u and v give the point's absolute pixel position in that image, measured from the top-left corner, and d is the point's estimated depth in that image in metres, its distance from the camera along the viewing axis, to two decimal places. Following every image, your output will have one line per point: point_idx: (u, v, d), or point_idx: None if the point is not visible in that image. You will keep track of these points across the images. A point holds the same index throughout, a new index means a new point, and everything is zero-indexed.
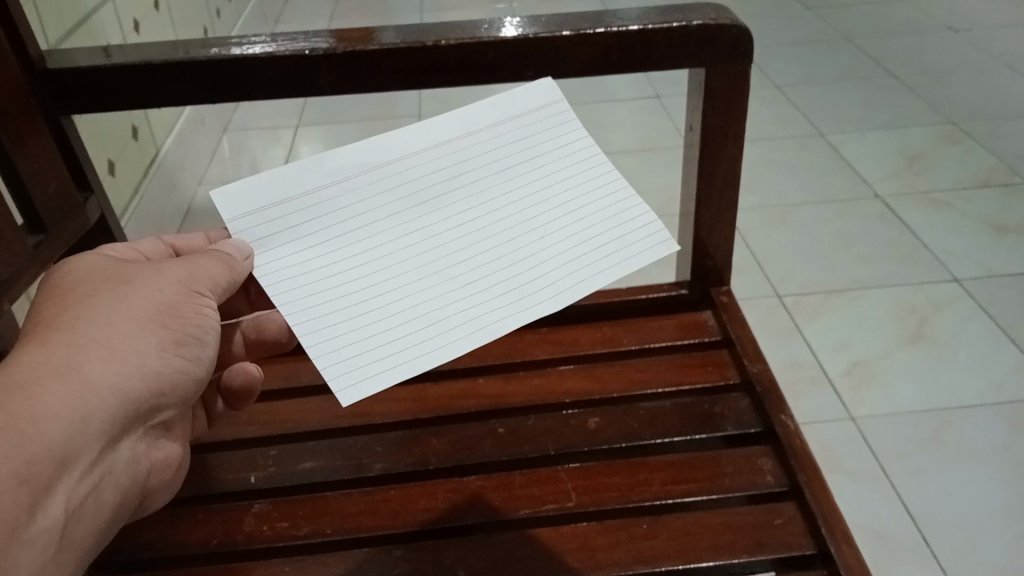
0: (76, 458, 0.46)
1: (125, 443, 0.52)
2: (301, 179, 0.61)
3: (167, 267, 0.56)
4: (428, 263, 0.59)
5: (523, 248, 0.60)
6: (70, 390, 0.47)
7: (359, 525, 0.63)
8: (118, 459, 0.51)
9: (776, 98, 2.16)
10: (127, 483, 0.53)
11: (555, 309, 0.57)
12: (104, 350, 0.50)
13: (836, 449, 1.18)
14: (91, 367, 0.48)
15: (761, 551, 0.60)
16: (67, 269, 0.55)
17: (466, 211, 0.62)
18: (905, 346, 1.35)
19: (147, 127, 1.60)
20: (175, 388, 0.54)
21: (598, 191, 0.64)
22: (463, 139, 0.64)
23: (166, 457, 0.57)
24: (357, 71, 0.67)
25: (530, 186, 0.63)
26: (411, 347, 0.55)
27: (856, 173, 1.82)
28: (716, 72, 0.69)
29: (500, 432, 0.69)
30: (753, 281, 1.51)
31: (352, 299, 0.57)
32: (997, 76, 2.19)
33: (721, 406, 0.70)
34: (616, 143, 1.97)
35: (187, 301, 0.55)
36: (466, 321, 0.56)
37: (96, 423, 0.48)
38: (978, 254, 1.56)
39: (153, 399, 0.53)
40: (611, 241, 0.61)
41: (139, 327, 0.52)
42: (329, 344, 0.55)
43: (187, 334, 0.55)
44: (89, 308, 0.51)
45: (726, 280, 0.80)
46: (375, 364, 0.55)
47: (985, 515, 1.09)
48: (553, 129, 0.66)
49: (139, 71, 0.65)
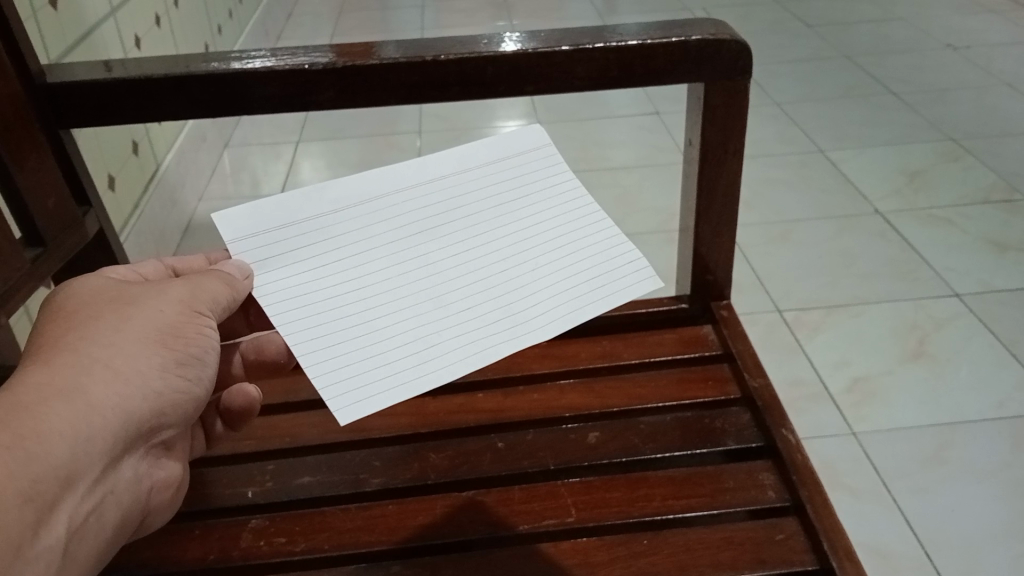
0: (80, 477, 0.46)
1: (127, 463, 0.51)
2: (302, 204, 0.61)
3: (167, 287, 0.56)
4: (422, 292, 0.60)
5: (515, 279, 0.61)
6: (73, 408, 0.46)
7: (357, 540, 0.62)
8: (120, 478, 0.50)
9: (775, 115, 2.16)
10: (128, 503, 0.52)
11: (546, 338, 0.58)
12: (107, 369, 0.49)
13: (838, 467, 1.17)
14: (94, 386, 0.48)
15: (763, 567, 0.59)
16: (70, 291, 0.55)
17: (461, 240, 0.62)
18: (905, 362, 1.35)
19: (147, 143, 1.61)
20: (177, 408, 0.53)
21: (587, 225, 0.65)
22: (458, 172, 0.64)
23: (169, 477, 0.57)
24: (357, 87, 0.67)
25: (525, 218, 0.64)
26: (409, 373, 0.56)
27: (856, 190, 1.82)
28: (716, 87, 0.69)
29: (500, 447, 0.69)
30: (753, 298, 1.51)
31: (350, 322, 0.58)
32: (995, 93, 2.19)
33: (722, 421, 0.70)
34: (615, 160, 1.98)
35: (189, 321, 0.55)
36: (461, 352, 0.57)
37: (97, 442, 0.47)
38: (978, 271, 1.55)
39: (156, 418, 0.52)
40: (599, 275, 0.62)
41: (141, 347, 0.52)
42: (329, 367, 0.56)
43: (188, 354, 0.54)
44: (91, 330, 0.51)
45: (726, 294, 0.80)
46: (375, 386, 0.55)
47: (988, 533, 1.08)
48: (545, 166, 0.67)
49: (139, 84, 0.65)
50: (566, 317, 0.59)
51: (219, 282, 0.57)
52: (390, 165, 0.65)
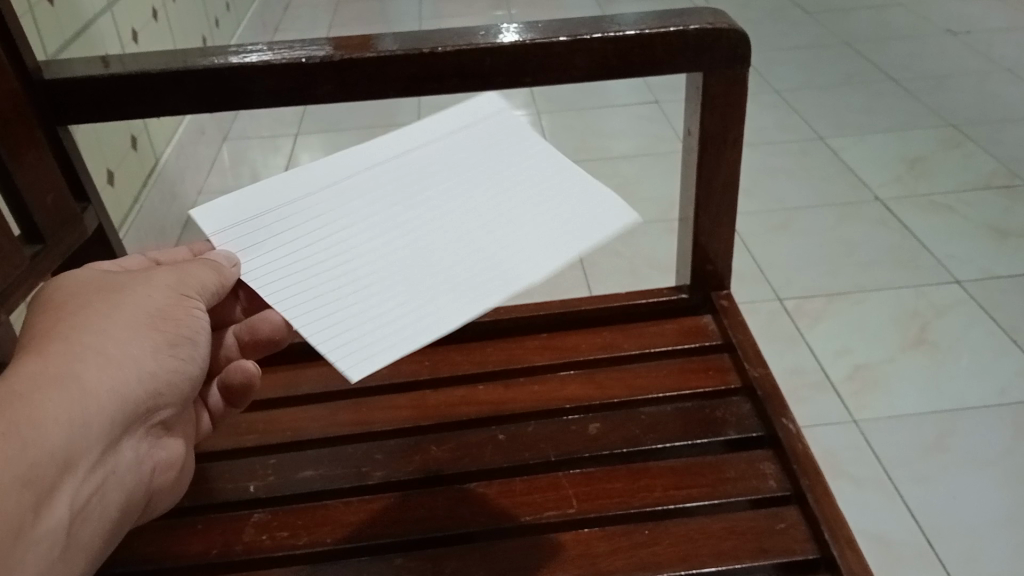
0: (79, 460, 0.46)
1: (129, 443, 0.51)
2: (274, 195, 0.64)
3: (155, 274, 0.56)
4: (404, 254, 0.60)
5: (499, 234, 0.61)
6: (68, 393, 0.46)
7: (359, 534, 0.62)
8: (122, 458, 0.50)
9: (775, 103, 2.16)
10: (133, 484, 0.52)
11: (541, 276, 0.57)
12: (99, 355, 0.49)
13: (839, 455, 1.17)
14: (88, 371, 0.48)
15: (765, 557, 0.59)
16: (59, 282, 0.55)
17: (438, 207, 0.63)
18: (906, 350, 1.35)
19: (146, 138, 1.61)
20: (172, 388, 0.53)
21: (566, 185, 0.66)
22: (420, 153, 0.68)
23: (171, 458, 0.56)
24: (355, 80, 0.67)
25: (501, 186, 0.65)
26: (411, 325, 0.54)
27: (857, 177, 1.82)
28: (714, 77, 0.69)
29: (501, 439, 0.69)
30: (753, 287, 1.51)
31: (344, 293, 0.57)
32: (995, 79, 2.19)
33: (723, 411, 0.70)
34: (615, 150, 1.97)
35: (177, 305, 0.55)
36: (454, 293, 0.56)
37: (95, 426, 0.47)
38: (979, 258, 1.55)
39: (152, 400, 0.52)
40: (577, 219, 0.62)
41: (130, 331, 0.52)
42: (330, 331, 0.54)
43: (179, 336, 0.54)
44: (82, 318, 0.51)
45: (727, 284, 0.80)
46: (379, 341, 0.53)
47: (990, 520, 1.08)
48: (502, 135, 0.70)
49: (137, 81, 0.65)
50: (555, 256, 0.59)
51: (207, 268, 0.57)
52: (355, 155, 0.68)
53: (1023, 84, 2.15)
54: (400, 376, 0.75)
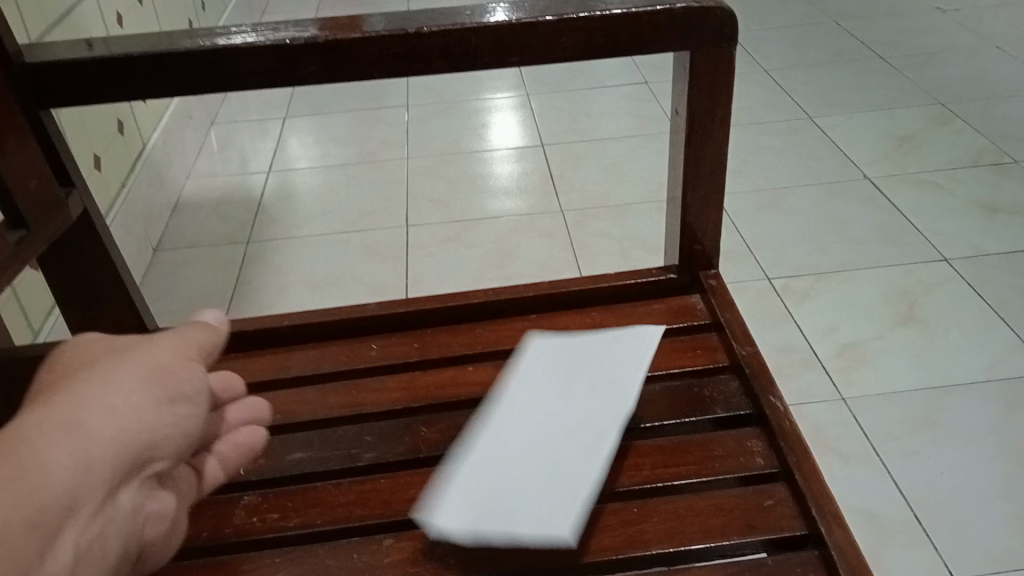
0: (80, 503, 0.45)
1: (128, 493, 0.49)
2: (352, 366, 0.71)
3: (159, 338, 0.57)
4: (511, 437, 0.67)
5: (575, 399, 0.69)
6: (68, 437, 0.47)
7: (349, 515, 0.62)
8: (126, 510, 0.49)
9: (764, 82, 2.15)
10: (131, 535, 0.49)
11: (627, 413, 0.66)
12: (103, 406, 0.50)
13: (828, 433, 1.18)
14: (91, 418, 0.48)
15: (752, 533, 0.59)
16: (70, 352, 0.56)
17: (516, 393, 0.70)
18: (895, 327, 1.36)
19: (132, 122, 1.60)
20: (173, 439, 0.52)
21: (574, 340, 0.75)
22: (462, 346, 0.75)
23: (166, 510, 0.52)
24: (340, 61, 0.66)
25: (558, 361, 0.73)
26: (570, 485, 0.61)
27: (846, 156, 1.82)
28: (701, 56, 0.69)
29: (490, 420, 0.69)
30: (743, 266, 1.51)
31: (487, 481, 0.63)
32: (984, 56, 2.19)
33: (711, 389, 0.70)
34: (604, 130, 1.97)
35: (179, 362, 0.56)
36: (579, 452, 0.64)
37: (92, 468, 0.46)
38: (968, 235, 1.56)
39: (154, 450, 0.51)
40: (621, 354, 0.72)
41: (134, 383, 0.52)
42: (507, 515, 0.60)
43: (181, 389, 0.54)
44: (88, 377, 0.52)
45: (715, 264, 0.80)
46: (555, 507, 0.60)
47: (978, 495, 1.09)
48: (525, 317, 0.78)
49: (119, 63, 0.64)
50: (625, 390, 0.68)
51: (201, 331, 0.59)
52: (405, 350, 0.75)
53: (1012, 60, 2.15)
54: (390, 359, 0.75)
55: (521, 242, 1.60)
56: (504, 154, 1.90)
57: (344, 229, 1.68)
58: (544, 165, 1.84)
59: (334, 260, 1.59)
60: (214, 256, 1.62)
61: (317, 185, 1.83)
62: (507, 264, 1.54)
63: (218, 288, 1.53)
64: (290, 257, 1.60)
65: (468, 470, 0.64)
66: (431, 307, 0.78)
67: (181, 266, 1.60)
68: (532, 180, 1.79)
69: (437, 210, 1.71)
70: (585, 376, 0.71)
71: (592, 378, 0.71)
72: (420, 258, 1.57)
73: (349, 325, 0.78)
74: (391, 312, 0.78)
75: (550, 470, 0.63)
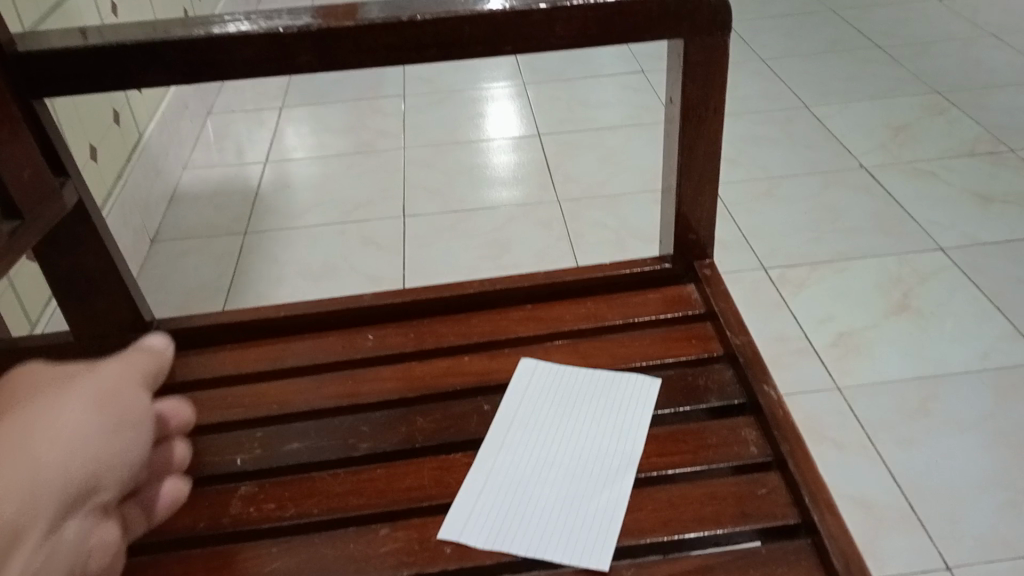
0: (30, 529, 0.46)
1: (75, 521, 0.49)
2: None
3: (100, 367, 0.59)
4: (527, 471, 0.65)
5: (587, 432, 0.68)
6: (17, 467, 0.47)
7: (345, 505, 0.62)
8: (75, 539, 0.49)
9: (761, 71, 2.15)
10: (77, 565, 0.49)
11: (642, 445, 0.66)
12: (50, 433, 0.50)
13: (823, 421, 1.18)
14: (39, 449, 0.49)
15: (745, 522, 0.59)
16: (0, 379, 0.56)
17: (529, 424, 0.69)
18: (890, 316, 1.36)
19: (127, 112, 1.60)
20: (116, 468, 0.53)
21: (566, 369, 0.73)
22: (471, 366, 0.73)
23: (109, 543, 0.53)
24: (334, 50, 0.66)
25: (567, 393, 0.71)
26: (596, 517, 0.61)
27: (842, 145, 1.82)
28: (695, 44, 0.69)
29: (486, 410, 0.70)
30: (739, 256, 1.51)
31: (508, 512, 0.62)
32: (981, 45, 2.18)
33: (705, 378, 0.71)
34: (601, 120, 1.97)
35: (123, 392, 0.57)
36: (600, 486, 0.63)
37: (40, 493, 0.47)
38: (964, 223, 1.56)
39: (99, 479, 0.52)
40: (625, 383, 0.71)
41: (81, 411, 0.53)
42: (535, 545, 0.59)
43: (125, 419, 0.56)
44: (29, 404, 0.52)
45: (709, 253, 0.80)
46: (585, 539, 0.59)
47: (973, 483, 1.09)
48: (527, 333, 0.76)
49: (113, 52, 0.64)
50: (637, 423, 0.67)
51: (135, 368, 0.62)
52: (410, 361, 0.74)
53: (1008, 49, 2.15)
54: (386, 349, 0.75)
55: (518, 233, 1.60)
56: (501, 144, 1.89)
57: (341, 219, 1.67)
58: (540, 155, 1.84)
59: (331, 251, 1.59)
60: (210, 248, 1.62)
61: (314, 176, 1.83)
62: (503, 255, 1.54)
63: (215, 279, 1.53)
64: (287, 248, 1.60)
65: (477, 511, 0.61)
66: (427, 297, 0.78)
67: (177, 258, 1.59)
68: (529, 170, 1.79)
69: (433, 200, 1.71)
70: (580, 408, 0.70)
71: (586, 411, 0.70)
72: (416, 248, 1.57)
73: (345, 315, 0.78)
74: (387, 302, 0.78)
75: (567, 504, 0.62)
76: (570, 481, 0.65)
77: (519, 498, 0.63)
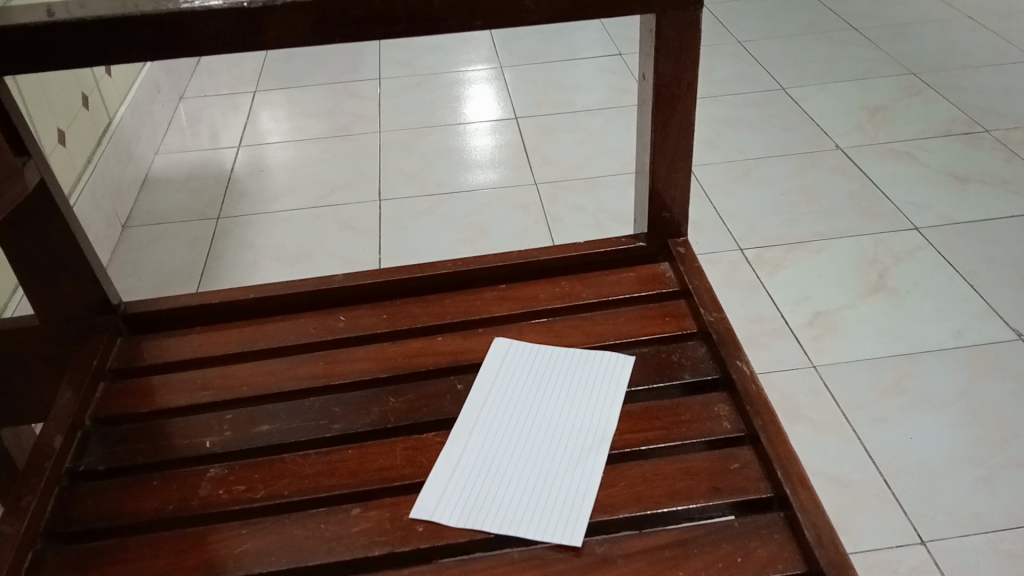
0: None
1: None
2: None
3: None
4: (498, 451, 0.65)
5: (557, 413, 0.68)
6: None
7: (316, 486, 0.62)
8: None
9: (739, 54, 2.15)
10: None
11: (613, 424, 0.65)
12: None
13: (798, 400, 1.19)
14: None
15: (718, 496, 0.59)
16: None
17: (501, 403, 0.68)
18: (866, 295, 1.37)
19: (97, 95, 1.58)
20: None
21: (540, 349, 0.73)
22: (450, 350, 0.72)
23: None
24: (302, 25, 0.65)
25: (538, 373, 0.71)
26: (568, 493, 0.60)
27: (818, 127, 1.82)
28: (668, 19, 0.68)
29: (459, 389, 0.69)
30: (716, 238, 1.51)
31: (478, 490, 0.61)
32: (955, 27, 2.19)
33: (679, 355, 0.70)
34: (579, 103, 1.96)
35: None
36: (571, 465, 0.63)
37: None
38: (939, 204, 1.57)
39: None
40: (596, 363, 0.70)
41: None
42: (507, 522, 0.59)
43: None
44: None
45: (683, 232, 0.80)
46: (559, 514, 0.59)
47: (948, 459, 1.10)
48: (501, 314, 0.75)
49: (76, 29, 0.62)
50: (607, 404, 0.67)
51: None
52: None
53: (983, 31, 2.16)
54: (360, 330, 0.74)
55: (495, 216, 1.59)
56: (480, 128, 1.88)
57: (315, 204, 1.66)
58: (518, 139, 1.83)
59: (305, 235, 1.57)
60: (183, 233, 1.60)
61: (289, 159, 1.81)
62: (481, 238, 1.54)
63: (188, 264, 1.51)
64: (261, 232, 1.59)
65: (449, 492, 0.61)
66: (401, 277, 0.77)
67: (150, 243, 1.57)
68: (507, 153, 1.78)
69: (410, 183, 1.70)
70: (553, 387, 0.70)
71: (559, 391, 0.69)
72: (393, 232, 1.56)
73: (318, 296, 0.77)
74: (361, 282, 0.77)
75: (538, 482, 0.62)
76: (544, 459, 0.64)
77: (491, 476, 0.63)
